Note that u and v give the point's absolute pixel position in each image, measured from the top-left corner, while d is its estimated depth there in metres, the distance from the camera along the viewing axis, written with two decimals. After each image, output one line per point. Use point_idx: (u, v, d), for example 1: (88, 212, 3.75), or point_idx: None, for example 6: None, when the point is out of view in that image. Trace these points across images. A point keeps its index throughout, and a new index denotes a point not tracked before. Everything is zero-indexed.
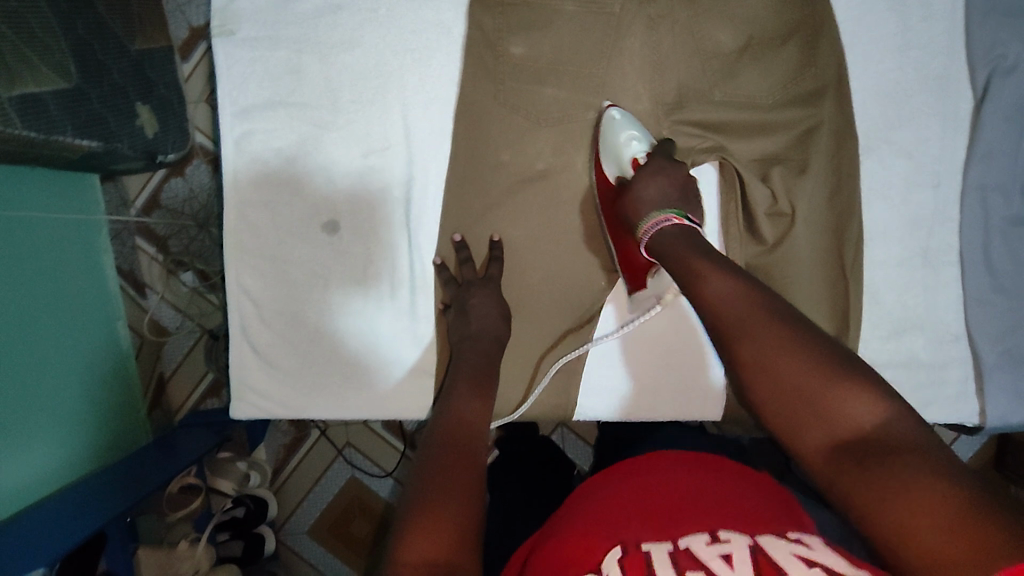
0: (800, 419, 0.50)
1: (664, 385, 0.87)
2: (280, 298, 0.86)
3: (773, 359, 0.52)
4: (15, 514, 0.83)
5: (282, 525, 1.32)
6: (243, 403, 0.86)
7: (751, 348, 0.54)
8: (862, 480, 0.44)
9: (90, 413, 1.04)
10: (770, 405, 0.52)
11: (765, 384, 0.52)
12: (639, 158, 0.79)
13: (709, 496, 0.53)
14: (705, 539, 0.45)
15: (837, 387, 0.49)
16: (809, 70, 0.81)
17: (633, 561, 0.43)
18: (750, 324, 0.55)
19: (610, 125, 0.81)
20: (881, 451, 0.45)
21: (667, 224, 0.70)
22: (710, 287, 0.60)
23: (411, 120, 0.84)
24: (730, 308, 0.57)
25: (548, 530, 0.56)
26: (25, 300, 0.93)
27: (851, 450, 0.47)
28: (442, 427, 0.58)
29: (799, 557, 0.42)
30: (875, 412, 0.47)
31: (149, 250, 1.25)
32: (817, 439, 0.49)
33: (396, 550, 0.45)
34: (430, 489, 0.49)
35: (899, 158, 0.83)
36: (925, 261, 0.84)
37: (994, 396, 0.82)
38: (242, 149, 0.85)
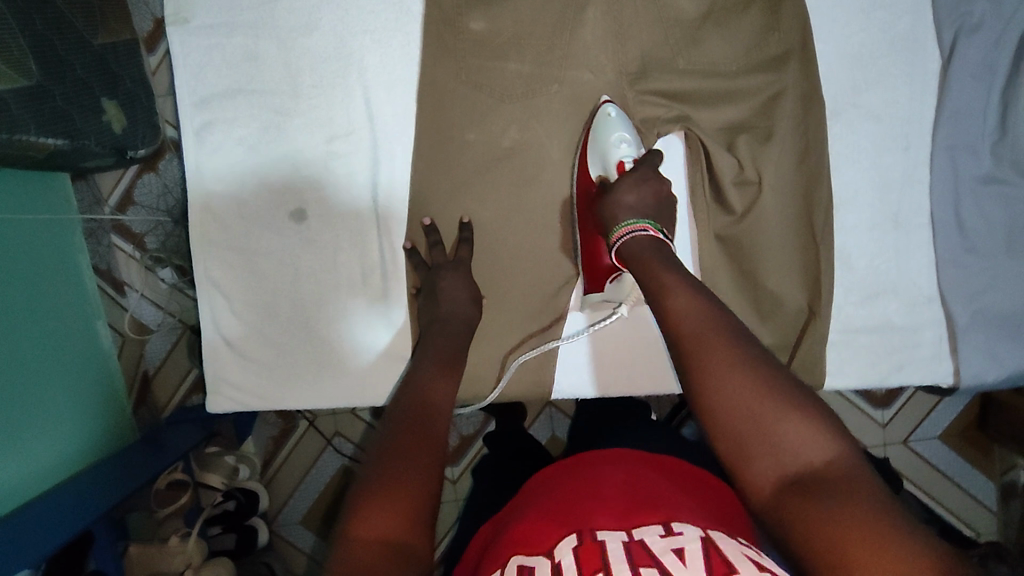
0: (749, 448, 0.49)
1: (632, 372, 0.87)
2: (250, 289, 0.85)
3: (730, 392, 0.50)
4: (12, 509, 0.84)
5: (276, 517, 1.33)
6: (220, 397, 0.85)
7: (708, 376, 0.51)
8: (808, 517, 0.44)
9: (76, 412, 1.04)
10: (722, 436, 0.50)
11: (718, 415, 0.50)
12: (626, 162, 0.77)
13: (665, 491, 0.56)
14: (659, 532, 0.48)
15: (791, 421, 0.48)
16: (773, 34, 0.80)
17: (590, 551, 0.46)
18: (707, 349, 0.53)
19: (604, 123, 0.80)
20: (827, 489, 0.44)
21: (642, 234, 0.67)
22: (669, 304, 0.58)
23: (375, 102, 0.83)
24: (689, 331, 0.55)
25: (505, 520, 0.59)
26: (6, 301, 0.92)
27: (798, 487, 0.46)
28: (405, 402, 0.61)
29: (747, 557, 0.44)
30: (823, 449, 0.47)
31: (127, 248, 1.23)
32: (766, 474, 0.47)
33: (351, 523, 0.49)
34: (389, 468, 0.52)
35: (868, 122, 0.82)
36: (896, 225, 0.83)
37: (967, 355, 0.83)
38: (203, 140, 0.83)
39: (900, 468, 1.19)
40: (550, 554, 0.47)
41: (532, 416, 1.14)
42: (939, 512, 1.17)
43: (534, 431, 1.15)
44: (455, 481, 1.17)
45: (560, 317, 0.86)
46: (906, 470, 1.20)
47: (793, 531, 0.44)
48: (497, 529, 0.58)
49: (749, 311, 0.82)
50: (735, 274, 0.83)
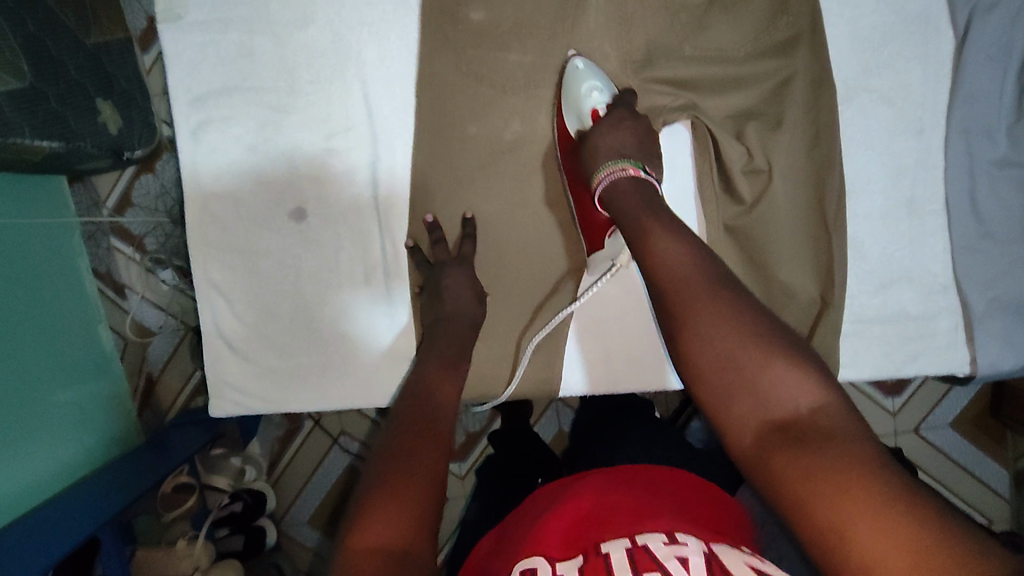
0: (734, 392, 0.49)
1: (637, 354, 0.85)
2: (251, 292, 0.83)
3: (717, 339, 0.51)
4: (15, 517, 0.83)
5: (283, 517, 1.32)
6: (223, 401, 0.84)
7: (697, 325, 0.52)
8: (794, 463, 0.44)
9: (79, 416, 1.03)
10: (708, 381, 0.51)
11: (705, 362, 0.51)
12: (599, 110, 0.75)
13: (667, 503, 0.55)
14: (663, 539, 0.47)
15: (777, 366, 0.49)
16: (780, 18, 0.78)
17: (594, 568, 0.45)
18: (697, 300, 0.54)
19: (572, 76, 0.77)
20: (812, 434, 0.45)
21: (621, 175, 0.68)
22: (661, 260, 0.58)
23: (373, 96, 0.81)
24: (681, 286, 0.55)
25: (505, 534, 0.58)
26: (6, 306, 0.91)
27: (782, 432, 0.46)
28: (411, 404, 0.60)
29: (750, 566, 0.44)
30: (808, 395, 0.47)
31: (126, 250, 1.22)
32: (752, 417, 0.48)
33: (353, 531, 0.47)
34: (394, 471, 0.51)
35: (879, 106, 0.80)
36: (909, 211, 0.81)
37: (984, 343, 0.81)
38: (199, 139, 0.82)
39: (912, 458, 1.17)
40: (552, 567, 0.48)
41: (539, 412, 1.13)
42: (952, 501, 1.16)
43: (540, 428, 1.14)
44: (462, 479, 1.16)
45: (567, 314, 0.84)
46: (918, 459, 1.18)
47: (779, 475, 0.45)
48: (497, 541, 0.58)
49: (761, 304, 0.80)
50: (746, 267, 0.81)
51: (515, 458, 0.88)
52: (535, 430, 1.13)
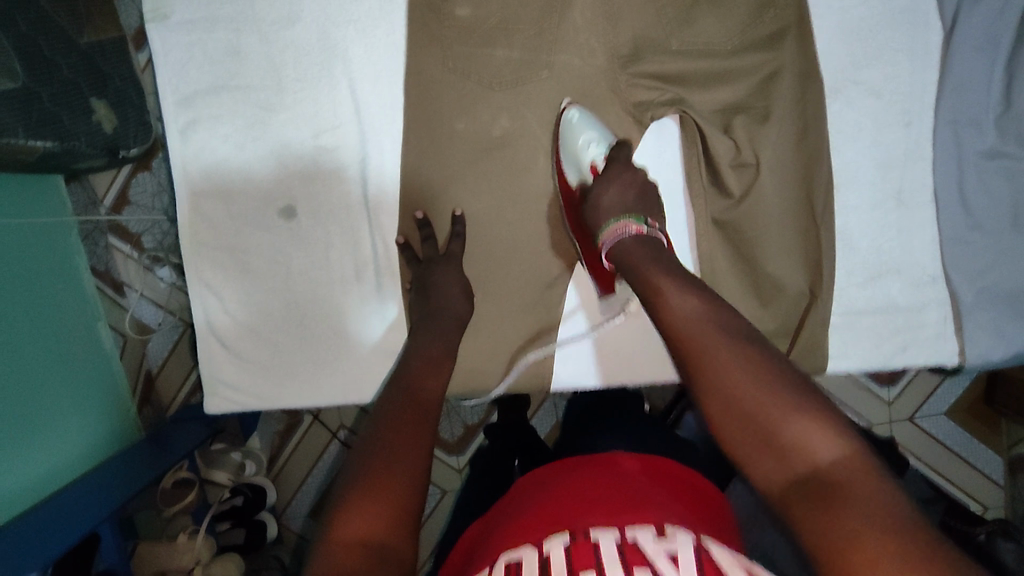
0: (760, 447, 0.48)
1: (638, 355, 0.87)
2: (244, 290, 0.84)
3: (741, 389, 0.50)
4: (15, 516, 0.84)
5: (283, 510, 1.33)
6: (216, 398, 0.84)
7: (716, 379, 0.52)
8: (817, 522, 0.42)
9: (80, 413, 1.04)
10: (730, 436, 0.50)
11: (725, 416, 0.50)
12: (598, 163, 0.79)
13: (655, 496, 0.55)
14: (654, 534, 0.47)
15: (798, 421, 0.47)
16: (767, 12, 0.77)
17: (582, 548, 0.46)
18: (713, 353, 0.53)
19: (568, 126, 0.79)
20: (835, 491, 0.43)
21: (627, 234, 0.69)
22: (676, 310, 0.58)
23: (360, 94, 0.81)
24: (696, 338, 0.54)
25: (491, 525, 0.59)
26: (6, 305, 0.92)
27: (805, 489, 0.45)
28: (395, 401, 0.60)
29: (739, 566, 0.44)
30: (832, 449, 0.45)
31: (124, 248, 1.23)
32: (775, 475, 0.47)
33: (333, 525, 0.48)
34: (375, 465, 0.52)
35: (867, 98, 0.80)
36: (898, 203, 0.81)
37: (973, 334, 0.81)
38: (189, 138, 0.82)
39: (906, 447, 1.18)
40: (539, 546, 0.48)
41: (535, 405, 1.14)
42: (946, 489, 1.16)
43: (536, 421, 1.15)
44: (458, 471, 1.17)
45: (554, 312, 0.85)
46: (913, 449, 1.18)
47: (803, 534, 0.43)
48: (483, 532, 0.59)
49: (749, 297, 0.80)
50: (734, 260, 0.81)
51: (507, 451, 0.88)
52: (530, 422, 1.14)
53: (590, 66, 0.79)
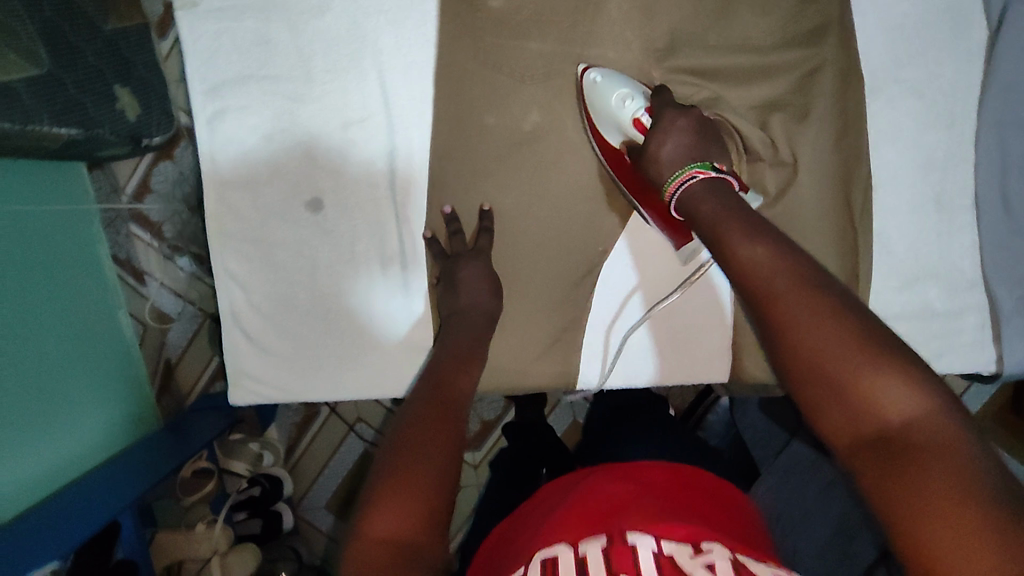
0: (828, 397, 0.45)
1: (697, 343, 0.86)
2: (270, 282, 0.83)
3: (814, 335, 0.47)
4: (31, 507, 0.84)
5: (300, 502, 1.34)
6: (241, 389, 0.84)
7: (788, 330, 0.48)
8: (886, 485, 0.41)
9: (99, 401, 1.04)
10: (800, 387, 0.47)
11: (796, 360, 0.47)
12: (641, 116, 0.72)
13: (682, 508, 0.55)
14: (690, 551, 0.46)
15: (874, 373, 0.44)
16: (808, 8, 0.75)
17: (621, 553, 0.45)
18: (786, 303, 0.49)
19: (594, 92, 0.75)
20: (904, 449, 0.41)
21: (693, 181, 0.65)
22: (746, 263, 0.54)
23: (389, 84, 0.80)
24: (769, 284, 0.51)
25: (519, 524, 0.58)
26: (27, 294, 0.92)
27: (875, 446, 0.42)
28: (422, 398, 0.59)
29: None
30: (908, 406, 0.42)
31: (145, 237, 1.23)
32: (846, 428, 0.44)
33: (366, 520, 0.48)
34: (401, 462, 0.51)
35: (909, 97, 0.77)
36: (938, 207, 0.79)
37: (1012, 342, 0.79)
38: (216, 128, 0.81)
39: None
40: (574, 548, 0.48)
41: (552, 405, 1.13)
42: None
43: (553, 419, 1.14)
44: (476, 468, 1.17)
45: (582, 310, 0.84)
46: None
47: (870, 489, 0.42)
48: (512, 532, 0.58)
49: None
50: None
51: (529, 450, 0.88)
52: (548, 420, 1.13)
53: (624, 61, 0.77)
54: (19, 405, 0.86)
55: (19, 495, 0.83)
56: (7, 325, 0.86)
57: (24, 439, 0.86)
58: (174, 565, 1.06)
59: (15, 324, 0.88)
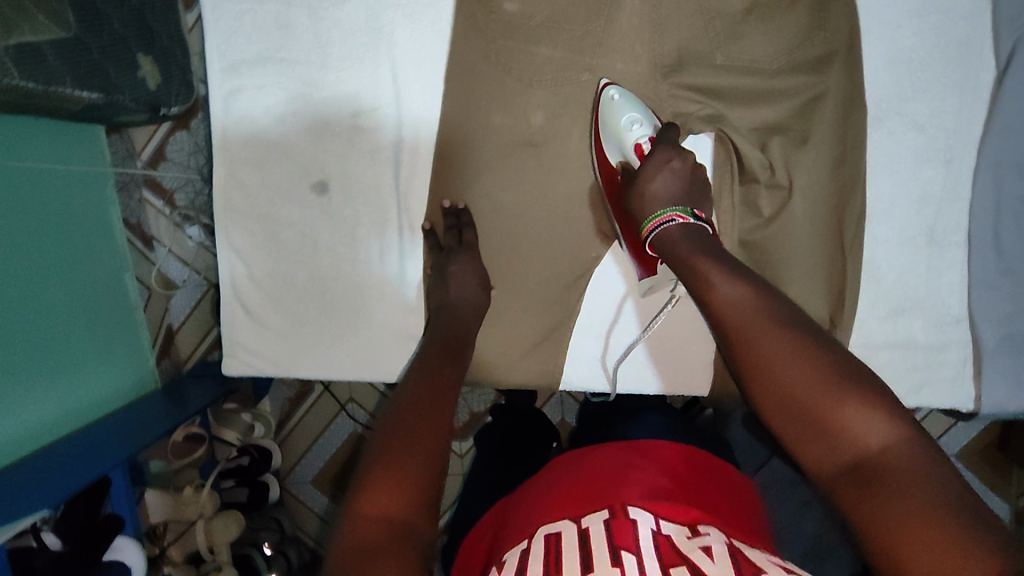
0: (810, 435, 0.48)
1: (683, 358, 0.87)
2: (271, 260, 0.86)
3: (790, 378, 0.50)
4: (22, 457, 0.87)
5: (287, 475, 1.38)
6: (235, 360, 0.87)
7: (768, 369, 0.52)
8: (862, 510, 0.44)
9: (98, 361, 1.06)
10: (782, 421, 0.50)
11: (778, 403, 0.50)
12: (643, 144, 0.76)
13: (678, 487, 0.58)
14: (686, 534, 0.50)
15: (849, 405, 0.47)
16: (818, 34, 0.75)
17: (621, 527, 0.49)
18: (761, 342, 0.53)
19: (609, 108, 0.78)
20: (882, 476, 0.44)
21: (672, 223, 0.67)
22: (718, 302, 0.57)
23: (401, 77, 0.82)
24: (745, 326, 0.54)
25: (518, 498, 0.62)
26: (36, 252, 0.94)
27: (855, 474, 0.45)
28: (415, 386, 0.62)
29: (775, 563, 0.47)
30: (883, 433, 0.46)
31: (157, 203, 1.26)
32: (825, 458, 0.48)
33: (358, 499, 0.50)
34: (393, 446, 0.54)
35: (910, 131, 0.78)
36: (930, 241, 0.80)
37: (991, 381, 0.80)
38: (231, 106, 0.84)
39: None
40: (577, 522, 0.52)
41: (543, 398, 1.16)
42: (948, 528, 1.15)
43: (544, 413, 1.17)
44: (461, 455, 1.20)
45: (571, 313, 0.86)
46: None
47: (852, 517, 0.44)
48: (512, 505, 0.62)
49: None
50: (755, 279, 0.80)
51: None
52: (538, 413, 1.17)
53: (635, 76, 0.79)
54: (17, 358, 0.88)
55: (12, 445, 0.86)
56: (13, 281, 0.89)
57: (22, 392, 0.89)
58: (162, 526, 1.14)
59: (19, 280, 0.90)
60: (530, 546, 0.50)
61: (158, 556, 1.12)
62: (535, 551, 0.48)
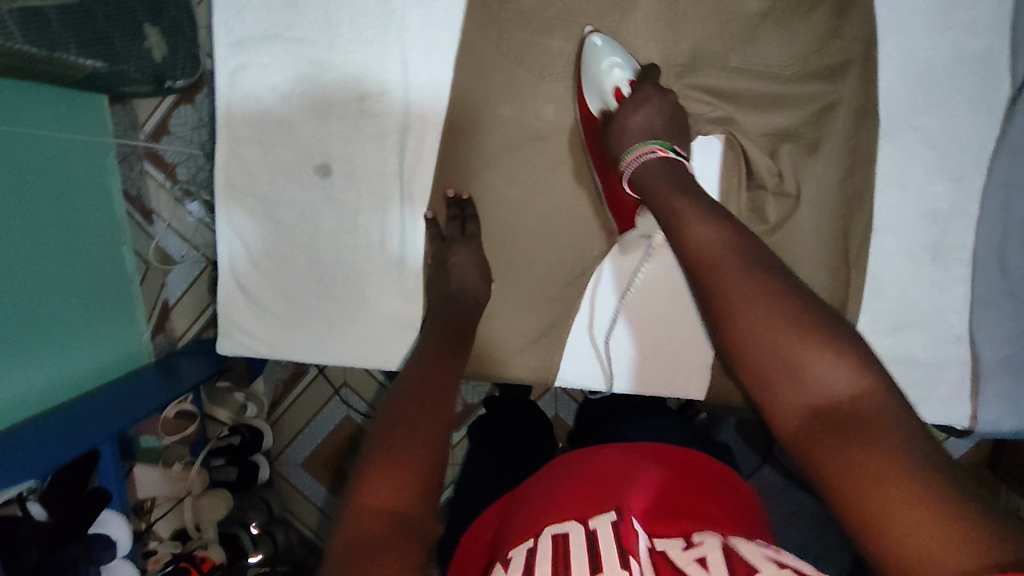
0: (779, 380, 0.48)
1: (677, 356, 0.85)
2: (271, 240, 0.85)
3: (759, 320, 0.49)
4: (10, 426, 0.86)
5: (278, 456, 1.39)
6: (229, 339, 0.87)
7: (738, 313, 0.50)
8: (828, 453, 0.43)
9: (91, 332, 1.06)
10: (749, 365, 0.49)
11: (749, 345, 0.49)
12: (622, 87, 0.74)
13: (675, 495, 0.60)
14: (680, 546, 0.51)
15: (822, 354, 0.47)
16: (834, 42, 0.74)
17: (626, 530, 0.51)
18: (735, 285, 0.51)
19: (591, 54, 0.76)
20: (850, 422, 0.44)
21: (651, 156, 0.68)
22: (694, 247, 0.56)
23: (410, 62, 0.81)
24: (717, 266, 0.53)
25: (529, 491, 0.64)
26: (34, 219, 0.93)
27: (824, 419, 0.45)
28: (417, 376, 0.62)
29: (770, 558, 0.47)
30: (848, 378, 0.46)
31: (158, 177, 1.25)
32: (793, 404, 0.47)
33: (359, 492, 0.50)
34: (394, 437, 0.53)
35: (921, 145, 0.77)
36: (935, 257, 0.79)
37: (988, 401, 0.79)
38: (237, 83, 0.83)
39: None
40: (584, 525, 0.53)
41: (537, 393, 1.16)
42: None
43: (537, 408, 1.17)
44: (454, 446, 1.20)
45: (570, 310, 0.85)
46: None
47: (818, 462, 0.44)
48: (522, 497, 0.64)
49: None
50: None
51: None
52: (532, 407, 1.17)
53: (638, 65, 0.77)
54: (10, 326, 0.88)
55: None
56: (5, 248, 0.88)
57: (14, 360, 0.88)
58: (149, 501, 1.14)
59: (12, 248, 0.89)
60: (536, 544, 0.51)
61: (145, 530, 1.13)
62: (542, 551, 0.50)
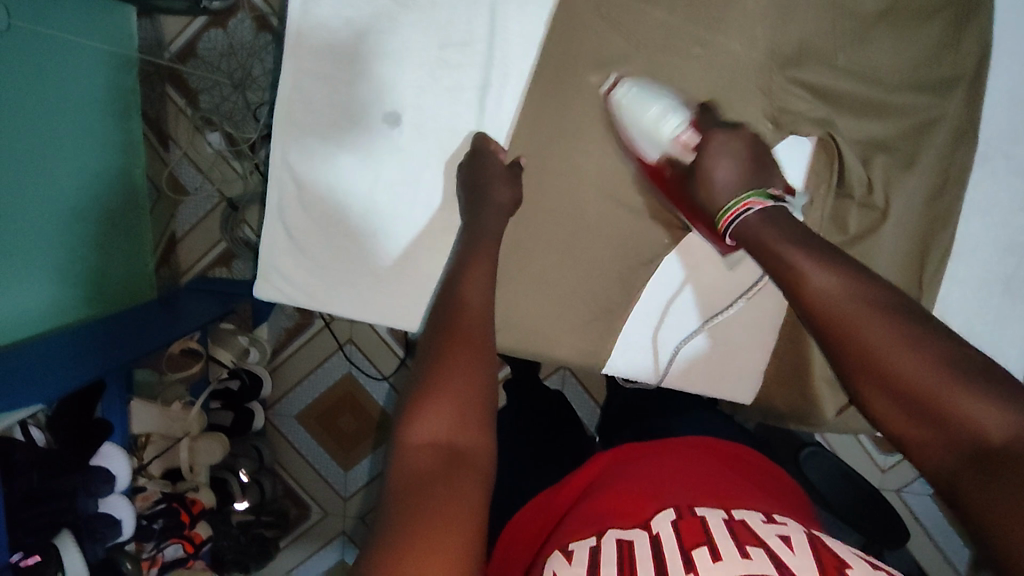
0: (919, 421, 0.46)
1: (736, 367, 0.85)
2: (326, 184, 0.80)
3: (892, 360, 0.48)
4: (16, 340, 0.80)
5: (272, 406, 1.32)
6: (269, 283, 0.82)
7: (877, 358, 0.49)
8: (974, 494, 0.41)
9: (97, 258, 0.98)
10: (887, 413, 0.48)
11: (880, 386, 0.48)
12: (682, 134, 0.75)
13: (740, 488, 0.59)
14: (761, 518, 0.52)
15: (968, 394, 0.44)
16: (948, 55, 0.72)
17: (691, 523, 0.50)
18: (869, 329, 0.50)
19: (630, 108, 0.75)
20: (1000, 463, 0.41)
21: (749, 213, 0.67)
22: (808, 282, 0.56)
23: (500, 13, 0.75)
24: (833, 307, 0.53)
25: (596, 485, 0.63)
26: (44, 122, 0.86)
27: (974, 461, 0.42)
28: (442, 332, 0.56)
29: (856, 556, 0.48)
30: (1005, 422, 0.42)
31: (179, 101, 1.16)
32: (937, 448, 0.44)
33: (404, 466, 0.47)
34: (443, 407, 0.49)
35: (1013, 175, 0.76)
36: (1005, 290, 0.78)
37: None
38: (311, 10, 0.76)
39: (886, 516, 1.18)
40: (647, 528, 0.51)
41: (549, 370, 1.16)
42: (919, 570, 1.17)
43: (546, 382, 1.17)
44: None
45: (631, 297, 0.82)
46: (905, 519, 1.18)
47: (968, 506, 0.42)
48: (585, 491, 0.63)
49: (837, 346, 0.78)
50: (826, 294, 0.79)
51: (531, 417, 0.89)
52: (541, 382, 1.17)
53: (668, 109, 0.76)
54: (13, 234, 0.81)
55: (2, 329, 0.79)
56: (12, 153, 0.80)
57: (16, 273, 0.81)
58: (144, 438, 1.08)
59: (18, 151, 0.81)
60: (601, 547, 0.49)
61: (138, 468, 1.07)
62: (607, 555, 0.48)
